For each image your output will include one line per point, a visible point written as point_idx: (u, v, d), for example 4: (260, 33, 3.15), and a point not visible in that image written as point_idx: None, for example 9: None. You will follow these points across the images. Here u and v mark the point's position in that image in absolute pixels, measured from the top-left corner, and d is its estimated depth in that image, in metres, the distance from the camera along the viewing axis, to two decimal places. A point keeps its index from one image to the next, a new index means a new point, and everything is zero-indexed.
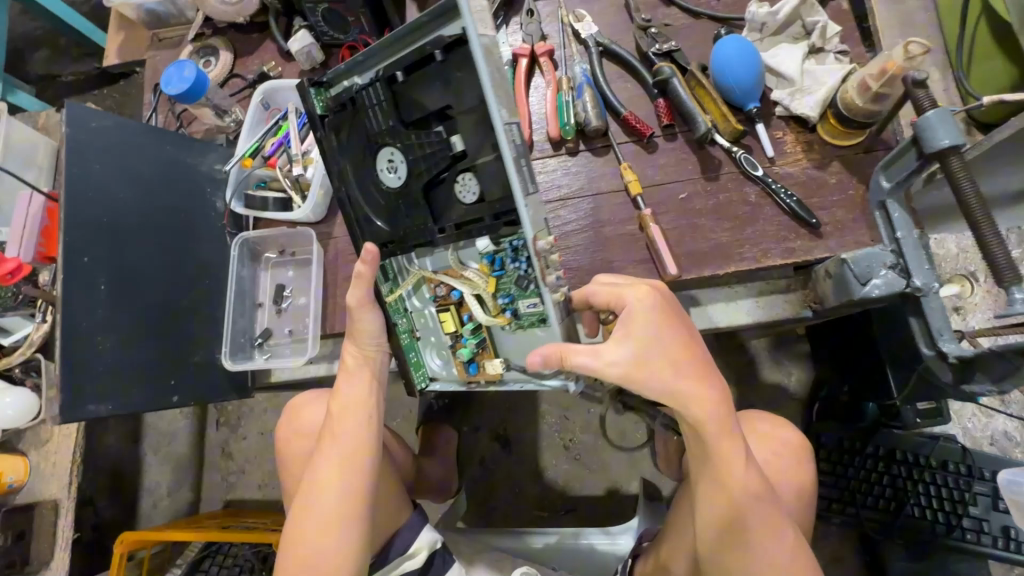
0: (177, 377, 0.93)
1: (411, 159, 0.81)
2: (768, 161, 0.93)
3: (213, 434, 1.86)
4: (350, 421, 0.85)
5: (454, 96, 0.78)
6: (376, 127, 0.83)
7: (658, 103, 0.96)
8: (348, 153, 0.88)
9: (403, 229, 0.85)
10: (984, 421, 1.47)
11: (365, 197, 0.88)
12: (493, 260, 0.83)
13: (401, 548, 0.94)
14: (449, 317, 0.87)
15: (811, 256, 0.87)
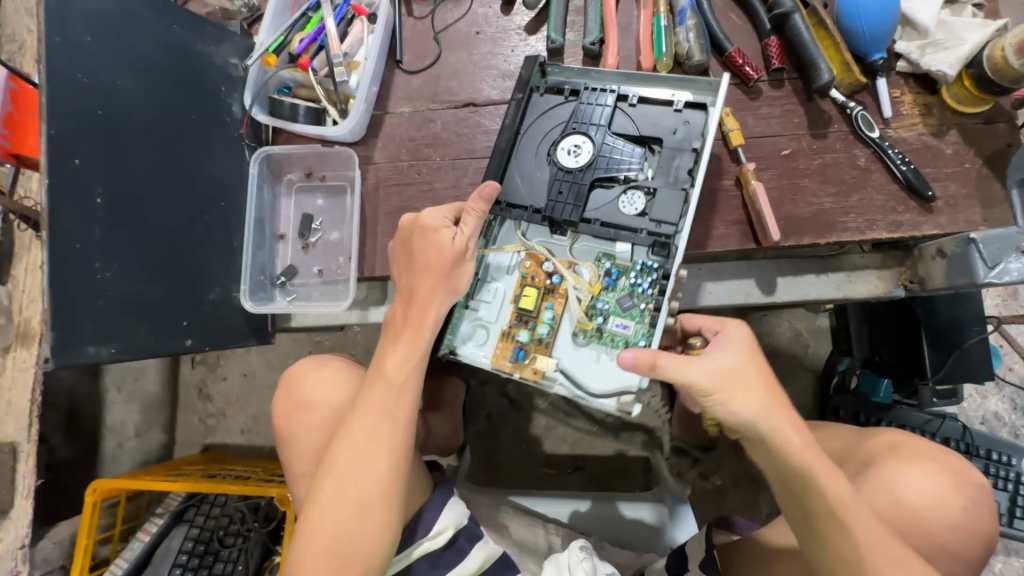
0: (189, 318, 0.77)
1: (604, 157, 0.77)
2: (883, 122, 0.84)
3: (188, 373, 1.69)
4: (405, 391, 0.69)
5: (671, 129, 0.76)
6: (579, 117, 0.78)
7: (770, 41, 0.84)
8: (533, 126, 0.80)
9: (551, 204, 0.77)
10: (979, 401, 1.50)
11: (520, 166, 0.79)
12: (611, 269, 0.76)
13: (424, 528, 0.79)
14: (532, 293, 0.76)
15: (920, 232, 0.81)
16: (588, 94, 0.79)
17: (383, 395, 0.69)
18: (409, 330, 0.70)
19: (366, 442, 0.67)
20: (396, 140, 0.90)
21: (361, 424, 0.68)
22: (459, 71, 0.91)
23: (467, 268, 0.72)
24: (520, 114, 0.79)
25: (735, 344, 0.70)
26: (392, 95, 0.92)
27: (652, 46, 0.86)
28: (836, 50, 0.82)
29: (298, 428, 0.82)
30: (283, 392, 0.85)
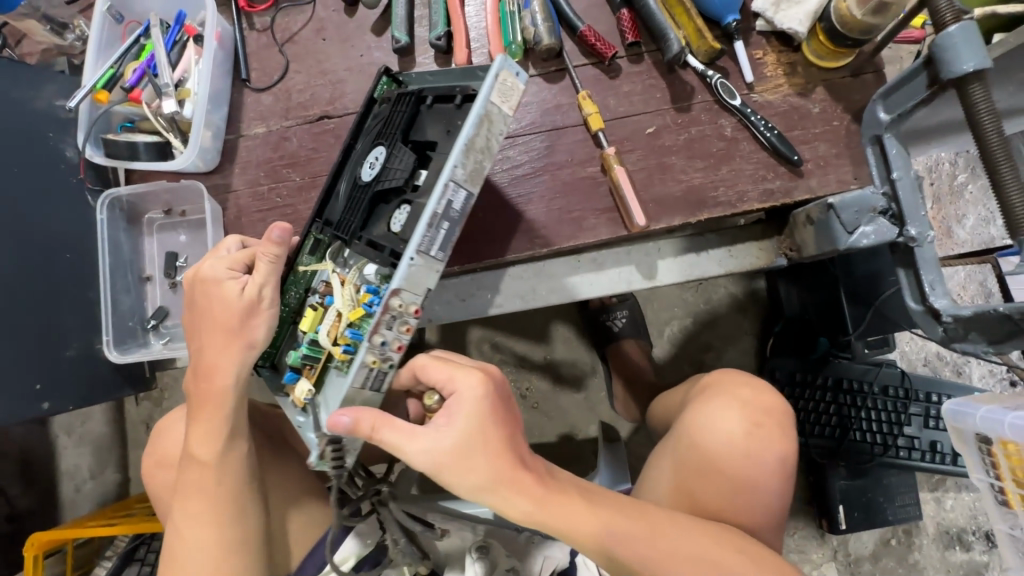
0: (45, 380, 0.75)
1: (390, 166, 0.70)
2: (747, 87, 0.80)
3: (134, 410, 1.67)
4: (218, 468, 0.72)
5: (445, 131, 0.70)
6: (386, 125, 0.73)
7: (621, 14, 0.80)
8: (364, 136, 0.76)
9: (340, 214, 0.73)
10: (920, 344, 1.50)
11: (338, 175, 0.76)
12: (373, 293, 0.67)
13: (316, 565, 0.85)
14: (313, 314, 0.70)
15: (791, 199, 0.78)
16: (399, 99, 0.73)
17: (198, 474, 0.73)
18: (204, 404, 0.71)
19: (193, 525, 0.72)
20: (253, 163, 0.87)
21: (186, 506, 0.73)
22: (310, 83, 0.87)
23: (261, 321, 0.69)
24: (354, 130, 0.76)
25: (454, 396, 0.62)
26: (243, 116, 0.87)
27: (501, 34, 0.81)
28: (688, 17, 0.78)
29: (164, 487, 0.89)
30: (148, 453, 0.92)
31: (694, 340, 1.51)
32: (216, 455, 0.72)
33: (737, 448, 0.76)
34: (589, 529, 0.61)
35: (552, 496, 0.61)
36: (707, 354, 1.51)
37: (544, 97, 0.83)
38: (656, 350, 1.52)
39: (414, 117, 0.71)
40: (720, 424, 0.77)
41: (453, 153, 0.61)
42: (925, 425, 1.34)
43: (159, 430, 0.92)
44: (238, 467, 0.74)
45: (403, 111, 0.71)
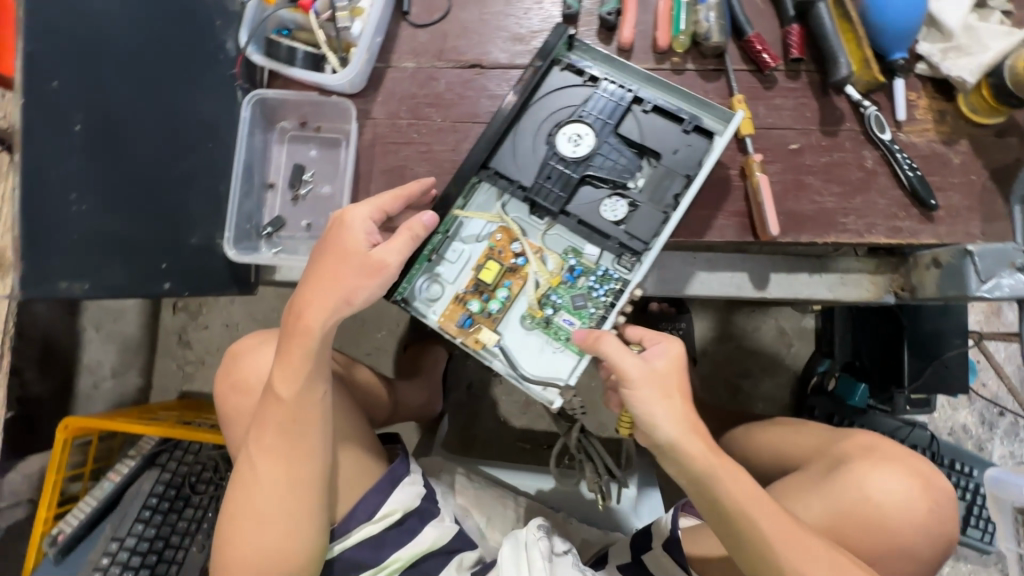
0: (170, 261, 0.76)
1: (609, 155, 0.76)
2: (895, 125, 0.82)
3: (168, 319, 1.64)
4: (295, 406, 0.74)
5: (670, 148, 0.75)
6: (592, 108, 0.76)
7: (790, 29, 0.81)
8: (548, 100, 0.77)
9: (537, 180, 0.76)
10: (950, 413, 1.53)
11: (519, 141, 0.77)
12: (572, 265, 0.76)
13: (367, 512, 0.82)
14: (496, 266, 0.76)
15: (917, 240, 0.80)
16: (609, 88, 0.76)
17: (274, 410, 0.74)
18: (291, 342, 0.73)
19: (263, 453, 0.74)
20: (396, 96, 0.87)
21: (260, 435, 0.75)
22: (467, 29, 0.88)
23: (365, 285, 0.70)
24: (532, 86, 0.76)
25: (666, 366, 0.69)
26: (395, 48, 0.87)
27: (671, 22, 0.82)
28: (857, 45, 0.80)
29: (232, 410, 0.90)
30: (222, 374, 0.93)
31: (733, 365, 1.53)
32: (295, 394, 0.73)
33: (896, 505, 0.79)
34: (755, 513, 0.65)
35: (731, 475, 0.66)
36: (744, 380, 1.53)
37: (697, 93, 0.84)
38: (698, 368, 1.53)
39: (624, 109, 0.76)
40: (887, 481, 0.80)
41: (699, 178, 0.72)
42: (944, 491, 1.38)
43: (233, 353, 0.94)
44: (317, 407, 0.75)
45: (616, 103, 0.76)
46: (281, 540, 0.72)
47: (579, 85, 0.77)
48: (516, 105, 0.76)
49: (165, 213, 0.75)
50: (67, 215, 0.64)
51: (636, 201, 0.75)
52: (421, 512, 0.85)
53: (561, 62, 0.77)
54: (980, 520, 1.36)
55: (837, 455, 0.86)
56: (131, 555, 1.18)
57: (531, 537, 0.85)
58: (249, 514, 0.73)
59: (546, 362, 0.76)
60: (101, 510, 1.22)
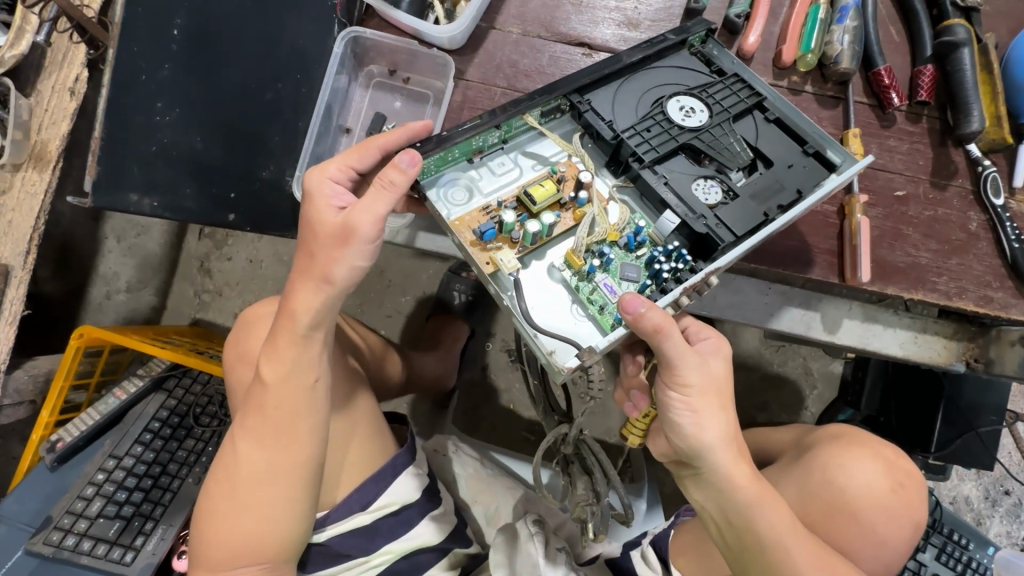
0: (237, 192, 0.75)
1: (715, 137, 0.71)
2: (1009, 190, 0.78)
3: (192, 244, 1.57)
4: (282, 393, 0.68)
5: (785, 160, 0.70)
6: (713, 93, 0.73)
7: (925, 69, 0.77)
8: (669, 71, 0.74)
9: (632, 127, 0.71)
10: (955, 483, 1.46)
11: (625, 92, 0.73)
12: (636, 234, 0.69)
13: (362, 502, 0.78)
14: (551, 190, 0.68)
15: (1006, 314, 0.76)
16: (735, 84, 0.74)
17: (261, 397, 0.69)
18: (282, 328, 0.68)
19: (245, 440, 0.69)
20: (495, 61, 0.81)
21: (240, 422, 0.70)
22: (583, 4, 0.83)
23: (343, 256, 0.65)
24: (658, 48, 0.74)
25: (720, 370, 0.65)
26: (503, 10, 0.82)
27: (800, 37, 0.78)
28: (991, 100, 0.76)
29: (234, 383, 0.84)
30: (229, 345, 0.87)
31: (754, 396, 1.48)
32: (279, 379, 0.68)
33: (876, 502, 0.75)
34: (787, 537, 0.63)
35: (771, 497, 0.64)
36: (760, 412, 1.48)
37: (810, 118, 0.79)
38: None
39: (746, 107, 0.72)
40: (864, 473, 0.76)
41: (814, 197, 0.66)
42: None
43: (244, 319, 0.86)
44: (304, 396, 0.69)
45: (741, 98, 0.73)
46: (257, 527, 0.67)
47: (704, 72, 0.75)
48: (637, 56, 0.73)
49: (239, 136, 0.75)
50: (152, 122, 0.73)
51: (733, 193, 0.69)
52: (418, 506, 0.82)
53: (691, 50, 0.76)
54: None
55: (808, 443, 0.83)
56: (127, 475, 1.16)
57: (522, 532, 0.86)
58: (223, 503, 0.68)
59: (567, 327, 0.67)
60: (101, 426, 1.18)
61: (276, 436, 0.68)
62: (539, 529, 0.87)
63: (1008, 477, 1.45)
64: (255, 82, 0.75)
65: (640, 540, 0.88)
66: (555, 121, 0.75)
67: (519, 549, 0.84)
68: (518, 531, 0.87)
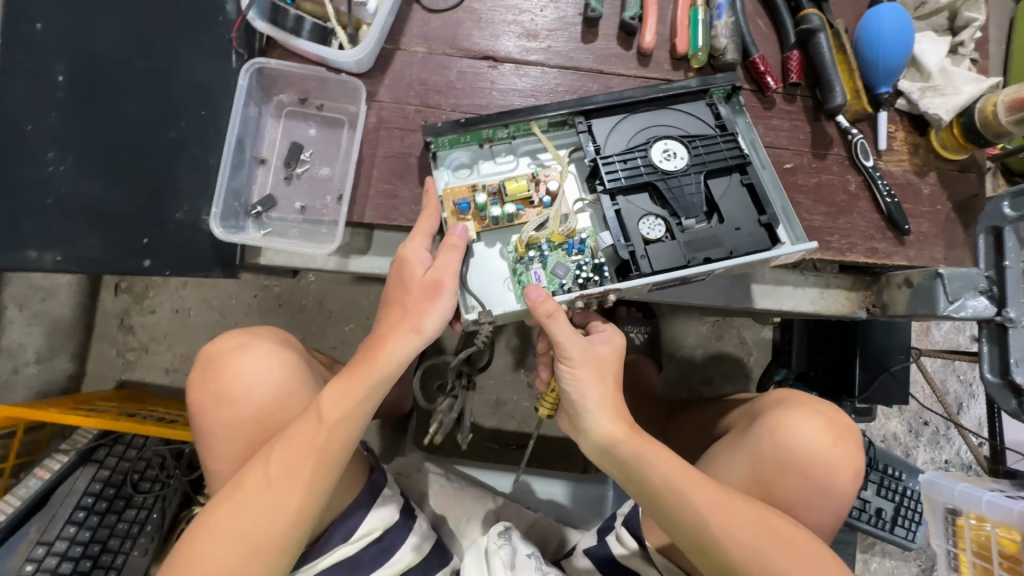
0: (152, 236, 0.72)
1: (681, 182, 0.77)
2: (877, 153, 0.88)
3: (109, 301, 1.47)
4: (340, 432, 0.67)
5: (737, 223, 0.76)
6: (702, 146, 0.79)
7: (792, 55, 0.86)
8: (672, 117, 0.80)
9: (616, 150, 0.78)
10: (882, 422, 1.60)
11: (626, 119, 0.80)
12: (579, 243, 0.78)
13: (344, 533, 0.77)
14: (523, 189, 0.77)
15: (890, 262, 0.86)
16: (730, 146, 0.79)
17: (317, 435, 0.66)
18: (359, 368, 0.69)
19: (283, 476, 0.64)
20: (404, 80, 0.83)
21: (278, 457, 0.65)
22: (483, 20, 0.86)
23: (439, 309, 0.71)
24: (677, 93, 0.80)
25: (605, 352, 0.75)
26: (406, 31, 0.84)
27: (685, 34, 0.85)
28: (849, 75, 0.86)
29: (214, 423, 0.77)
30: (201, 371, 0.80)
31: (698, 371, 1.57)
32: (344, 416, 0.67)
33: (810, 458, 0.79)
34: (688, 489, 0.67)
35: (657, 453, 0.70)
36: (706, 386, 1.57)
37: None
38: (664, 372, 1.57)
39: (730, 167, 0.78)
40: (802, 430, 0.80)
41: (724, 263, 0.73)
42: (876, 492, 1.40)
43: (207, 356, 0.80)
44: (351, 440, 0.68)
45: (726, 155, 0.78)
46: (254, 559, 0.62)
47: (710, 125, 0.80)
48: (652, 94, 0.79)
49: (145, 181, 0.72)
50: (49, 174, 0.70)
51: (673, 234, 0.76)
52: (395, 530, 0.81)
53: (709, 101, 0.81)
54: (907, 520, 1.38)
55: (756, 413, 0.88)
56: (61, 561, 1.06)
57: (491, 546, 0.85)
58: (238, 543, 0.62)
59: (495, 292, 0.79)
60: (25, 512, 1.08)
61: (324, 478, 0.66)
62: (507, 538, 0.87)
63: (925, 410, 1.60)
64: (156, 120, 0.73)
65: (612, 522, 0.91)
66: (560, 134, 0.82)
67: (491, 563, 0.83)
68: (487, 545, 0.86)
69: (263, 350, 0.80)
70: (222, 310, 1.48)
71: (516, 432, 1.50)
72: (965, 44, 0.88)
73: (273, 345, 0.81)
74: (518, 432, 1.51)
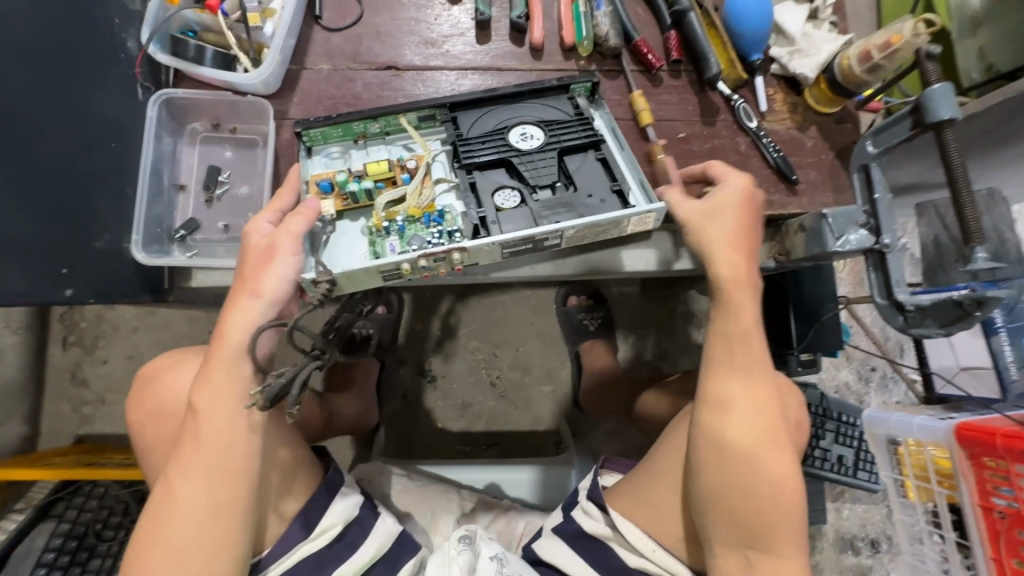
0: (72, 265, 0.76)
1: (535, 159, 0.84)
2: (760, 115, 0.96)
3: (59, 356, 1.45)
4: (214, 417, 0.69)
5: (591, 192, 0.83)
6: (557, 130, 0.86)
7: (669, 35, 0.94)
8: (530, 110, 0.87)
9: (480, 136, 0.85)
10: (834, 373, 1.67)
11: (485, 111, 0.87)
12: (438, 214, 0.83)
13: (305, 527, 0.78)
14: (383, 170, 0.83)
15: (786, 211, 0.93)
16: (585, 130, 0.86)
17: (198, 428, 0.68)
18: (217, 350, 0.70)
19: (181, 481, 0.67)
20: (313, 96, 0.87)
21: (177, 467, 0.68)
22: (382, 34, 0.92)
23: (279, 271, 0.71)
24: (537, 90, 0.88)
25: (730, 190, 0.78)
26: (310, 51, 0.89)
27: (571, 26, 0.92)
28: (723, 48, 0.95)
29: (144, 444, 0.80)
30: (137, 400, 0.82)
31: (654, 348, 1.63)
32: (211, 403, 0.69)
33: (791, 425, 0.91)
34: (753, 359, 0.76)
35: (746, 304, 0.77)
36: (663, 361, 1.62)
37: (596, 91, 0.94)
38: (621, 354, 1.61)
39: (582, 147, 0.86)
40: None
41: (569, 223, 0.77)
42: (835, 440, 1.45)
43: (143, 377, 0.83)
44: (229, 425, 0.69)
45: (579, 136, 0.86)
46: (185, 568, 0.65)
47: (568, 115, 0.88)
48: (513, 89, 0.87)
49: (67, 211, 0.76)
50: None
51: (526, 203, 0.82)
52: (359, 523, 0.82)
53: (573, 93, 0.89)
54: (867, 463, 1.45)
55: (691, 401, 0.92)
56: None
57: (451, 551, 0.81)
58: (169, 552, 0.65)
59: (352, 263, 0.81)
60: None
61: (223, 465, 0.68)
62: (468, 542, 0.83)
63: (871, 355, 1.67)
64: (67, 156, 0.76)
65: (575, 497, 0.93)
66: (430, 130, 0.89)
67: (450, 571, 0.80)
68: (447, 551, 0.82)
69: (186, 368, 0.81)
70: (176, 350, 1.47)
71: (487, 432, 1.53)
72: (822, 10, 0.97)
73: (202, 359, 0.83)
74: (489, 431, 1.53)
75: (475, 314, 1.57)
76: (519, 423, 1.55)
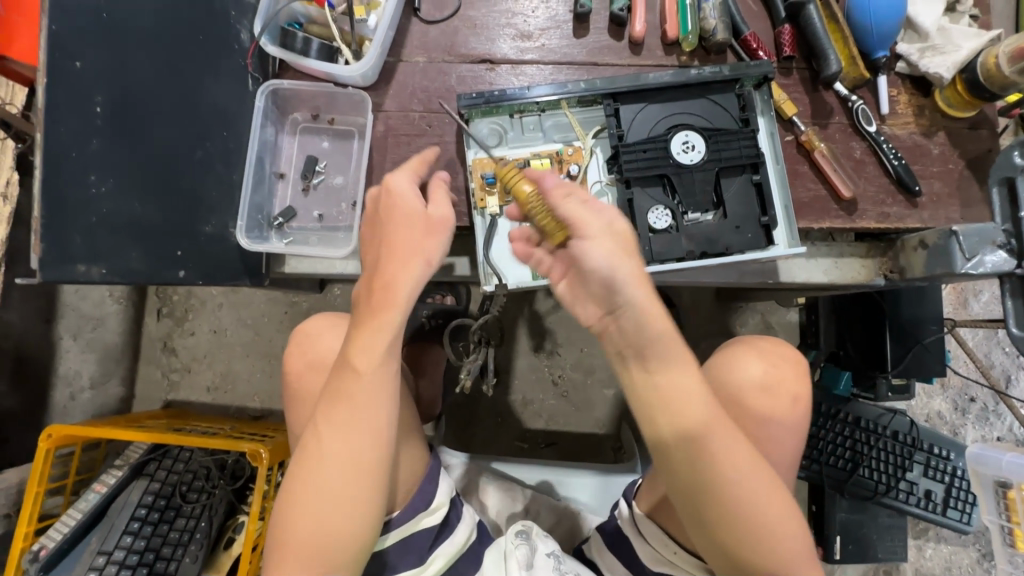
0: (184, 248, 0.80)
1: (699, 174, 0.81)
2: (880, 118, 0.88)
3: (152, 325, 1.56)
4: (372, 381, 0.67)
5: (741, 220, 0.81)
6: (722, 139, 0.81)
7: (783, 29, 0.87)
8: (695, 108, 0.83)
9: (645, 138, 0.82)
10: (925, 400, 1.53)
11: (648, 105, 0.83)
12: None
13: (423, 502, 0.79)
14: (546, 168, 0.83)
15: (905, 225, 0.85)
16: (752, 140, 0.82)
17: (355, 386, 0.66)
18: (374, 314, 0.67)
19: (334, 433, 0.66)
20: (408, 89, 0.88)
21: (325, 416, 0.67)
22: (478, 26, 0.90)
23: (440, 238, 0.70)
24: (709, 83, 0.82)
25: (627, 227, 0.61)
26: (407, 43, 0.89)
27: (677, 17, 0.87)
28: (843, 43, 0.86)
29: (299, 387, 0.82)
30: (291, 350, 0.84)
31: None
32: (373, 364, 0.67)
33: (764, 393, 0.75)
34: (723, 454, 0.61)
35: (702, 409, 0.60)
36: None
37: None
38: None
39: (748, 161, 0.81)
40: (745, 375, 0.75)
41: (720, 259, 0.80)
42: (924, 474, 1.33)
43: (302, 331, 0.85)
44: (388, 386, 0.68)
45: (748, 149, 0.81)
46: (325, 521, 0.66)
47: (731, 118, 0.83)
48: (682, 81, 0.81)
49: (177, 195, 0.80)
50: (89, 194, 0.75)
51: (678, 227, 0.82)
52: (454, 506, 0.84)
53: (745, 83, 0.82)
54: (959, 501, 1.32)
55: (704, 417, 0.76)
56: (121, 568, 1.14)
57: (508, 546, 0.80)
58: (318, 499, 0.66)
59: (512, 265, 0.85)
60: (85, 525, 1.16)
61: (371, 428, 0.67)
62: (524, 537, 0.81)
63: (969, 384, 1.52)
64: (182, 144, 0.80)
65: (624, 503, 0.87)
66: (589, 112, 0.86)
67: (508, 565, 0.78)
68: (505, 546, 0.81)
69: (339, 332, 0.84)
70: (255, 327, 1.55)
71: (546, 431, 1.51)
72: (963, 1, 0.87)
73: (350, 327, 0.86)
74: (547, 430, 1.51)
75: (542, 311, 1.55)
76: (579, 424, 1.52)
